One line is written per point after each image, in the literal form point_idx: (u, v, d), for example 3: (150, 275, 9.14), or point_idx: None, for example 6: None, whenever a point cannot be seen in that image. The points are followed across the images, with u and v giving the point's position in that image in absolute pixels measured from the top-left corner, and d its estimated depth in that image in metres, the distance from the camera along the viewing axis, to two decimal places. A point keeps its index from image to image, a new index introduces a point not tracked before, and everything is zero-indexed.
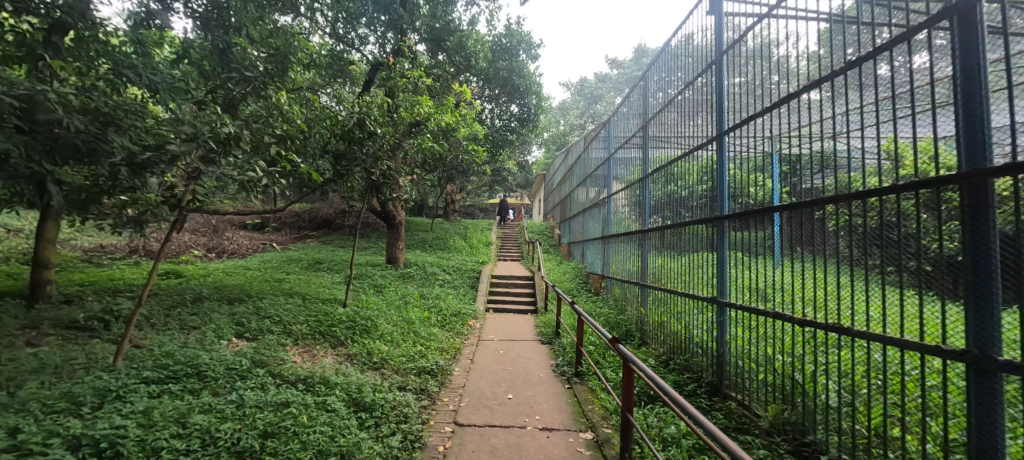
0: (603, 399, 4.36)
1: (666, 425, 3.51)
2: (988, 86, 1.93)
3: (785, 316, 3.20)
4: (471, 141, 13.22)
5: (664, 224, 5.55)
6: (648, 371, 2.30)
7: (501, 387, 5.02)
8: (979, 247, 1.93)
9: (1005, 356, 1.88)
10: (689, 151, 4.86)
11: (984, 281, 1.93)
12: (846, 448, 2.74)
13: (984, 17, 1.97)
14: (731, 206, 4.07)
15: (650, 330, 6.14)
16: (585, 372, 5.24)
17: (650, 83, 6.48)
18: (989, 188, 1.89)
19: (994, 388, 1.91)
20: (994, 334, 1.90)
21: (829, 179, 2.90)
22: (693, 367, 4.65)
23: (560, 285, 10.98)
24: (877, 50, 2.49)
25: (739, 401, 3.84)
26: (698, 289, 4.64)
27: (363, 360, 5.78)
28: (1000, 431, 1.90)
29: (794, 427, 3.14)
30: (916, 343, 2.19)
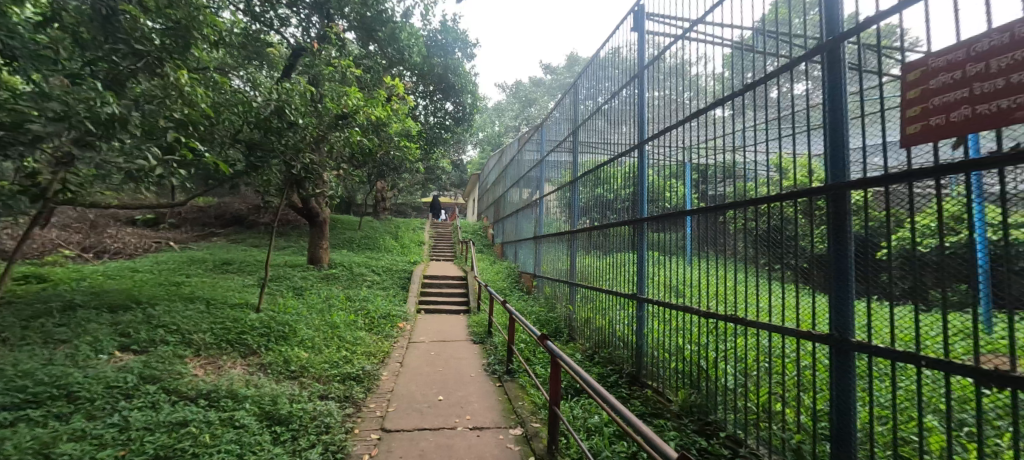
0: (532, 395, 4.48)
1: (590, 415, 3.71)
2: (847, 113, 2.32)
3: (692, 309, 3.56)
4: (402, 137, 12.78)
5: (592, 225, 5.84)
6: (574, 366, 2.40)
7: (431, 390, 4.92)
8: (839, 248, 2.32)
9: (857, 337, 2.26)
10: (614, 158, 5.18)
11: (841, 276, 2.32)
12: (740, 423, 3.12)
13: (845, 56, 2.37)
14: (649, 209, 4.40)
15: (577, 326, 6.44)
16: (516, 369, 5.34)
17: (579, 91, 6.80)
18: (846, 198, 2.28)
19: (849, 365, 2.28)
20: (848, 320, 2.28)
21: (729, 188, 3.28)
22: (615, 359, 4.98)
23: (493, 284, 11.02)
24: (768, 76, 2.86)
25: (654, 389, 4.18)
26: (621, 286, 4.97)
27: (280, 369, 5.30)
28: (852, 401, 2.28)
29: (699, 409, 3.48)
30: (793, 329, 2.56)
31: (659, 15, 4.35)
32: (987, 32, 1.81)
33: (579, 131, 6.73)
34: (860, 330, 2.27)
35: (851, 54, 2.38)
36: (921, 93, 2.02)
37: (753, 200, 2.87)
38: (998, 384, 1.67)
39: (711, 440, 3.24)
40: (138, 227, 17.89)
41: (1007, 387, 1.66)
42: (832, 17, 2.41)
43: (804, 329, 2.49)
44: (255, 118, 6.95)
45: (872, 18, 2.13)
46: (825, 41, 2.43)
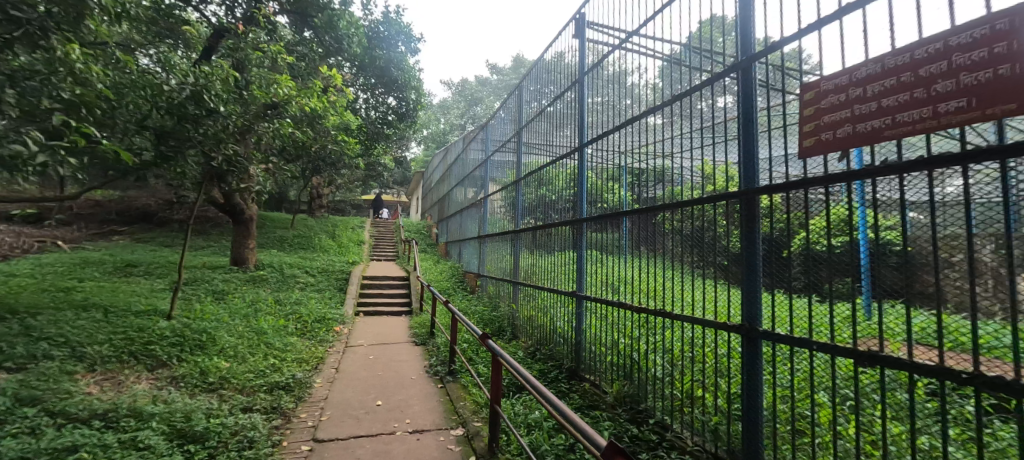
0: (474, 395, 4.46)
1: (530, 411, 3.79)
2: (760, 127, 2.58)
3: (625, 304, 3.76)
4: (339, 130, 12.13)
5: (535, 225, 5.94)
6: (514, 364, 2.43)
7: (369, 395, 4.71)
8: (751, 247, 2.57)
9: (763, 327, 2.51)
10: (557, 160, 5.32)
11: (750, 272, 2.58)
12: (667, 410, 3.34)
13: (756, 75, 2.64)
14: (589, 210, 4.58)
15: (520, 324, 6.55)
16: (458, 370, 5.28)
17: (523, 93, 6.91)
18: (756, 202, 2.54)
19: (756, 352, 2.51)
20: (755, 311, 2.53)
21: (662, 191, 3.49)
22: (556, 355, 5.13)
23: (436, 284, 10.82)
24: (693, 89, 3.09)
25: (591, 382, 4.36)
26: (562, 285, 5.12)
27: (195, 382, 4.78)
28: (759, 387, 2.50)
29: (631, 398, 3.69)
30: (710, 321, 2.78)
31: (598, 23, 4.53)
32: (865, 62, 2.11)
33: (523, 132, 6.84)
34: (765, 320, 2.52)
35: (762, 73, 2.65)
36: (816, 111, 2.31)
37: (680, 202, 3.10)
38: (874, 363, 1.95)
39: (642, 427, 3.44)
40: (14, 223, 15.40)
41: (879, 365, 1.93)
42: (745, 40, 2.68)
43: (720, 321, 2.72)
44: (165, 103, 6.11)
45: (778, 43, 2.39)
46: (739, 60, 2.69)
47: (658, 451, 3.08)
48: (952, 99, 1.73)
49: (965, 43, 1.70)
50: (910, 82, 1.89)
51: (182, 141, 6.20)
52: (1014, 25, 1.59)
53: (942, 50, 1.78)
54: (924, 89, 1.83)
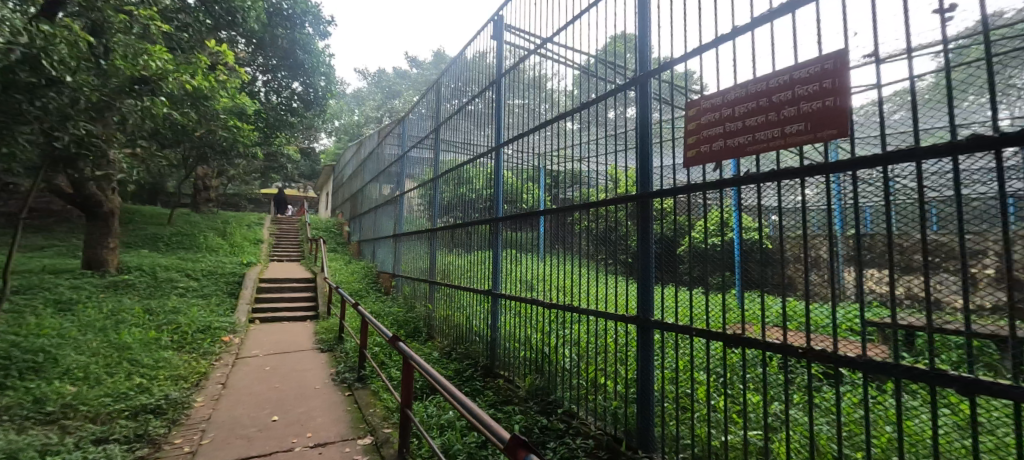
0: (385, 400, 4.28)
1: (444, 411, 3.77)
2: (654, 137, 2.85)
3: (537, 300, 3.90)
4: (230, 114, 10.85)
5: (453, 224, 5.92)
6: (425, 366, 2.35)
7: (262, 410, 4.26)
8: (647, 245, 2.84)
9: (655, 316, 2.77)
10: (476, 158, 5.35)
11: (644, 267, 2.86)
12: (573, 398, 3.54)
13: (652, 91, 2.91)
14: (506, 209, 4.70)
15: (435, 324, 6.51)
16: (368, 375, 5.00)
17: (441, 89, 6.83)
18: (650, 205, 2.80)
19: (648, 339, 2.76)
20: (649, 302, 2.80)
21: (577, 193, 3.67)
22: (471, 354, 5.17)
23: (345, 286, 10.23)
24: (601, 98, 3.31)
25: (506, 377, 4.48)
26: (478, 283, 5.17)
27: (28, 413, 3.86)
28: (651, 371, 2.75)
29: (542, 391, 3.85)
30: (609, 313, 2.97)
31: (516, 28, 4.65)
32: (734, 86, 2.44)
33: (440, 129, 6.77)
34: (656, 310, 2.79)
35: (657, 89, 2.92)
36: (697, 126, 2.62)
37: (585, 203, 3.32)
38: (740, 344, 2.22)
39: (552, 417, 3.61)
40: None
41: (742, 346, 2.20)
42: (642, 58, 2.95)
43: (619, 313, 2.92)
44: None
45: (670, 63, 2.67)
46: (638, 75, 2.95)
47: (566, 439, 3.25)
48: (795, 123, 2.08)
49: (804, 77, 2.05)
50: (766, 106, 2.23)
51: (9, 116, 5.24)
52: (836, 66, 1.95)
53: (789, 81, 2.13)
54: (775, 114, 2.18)
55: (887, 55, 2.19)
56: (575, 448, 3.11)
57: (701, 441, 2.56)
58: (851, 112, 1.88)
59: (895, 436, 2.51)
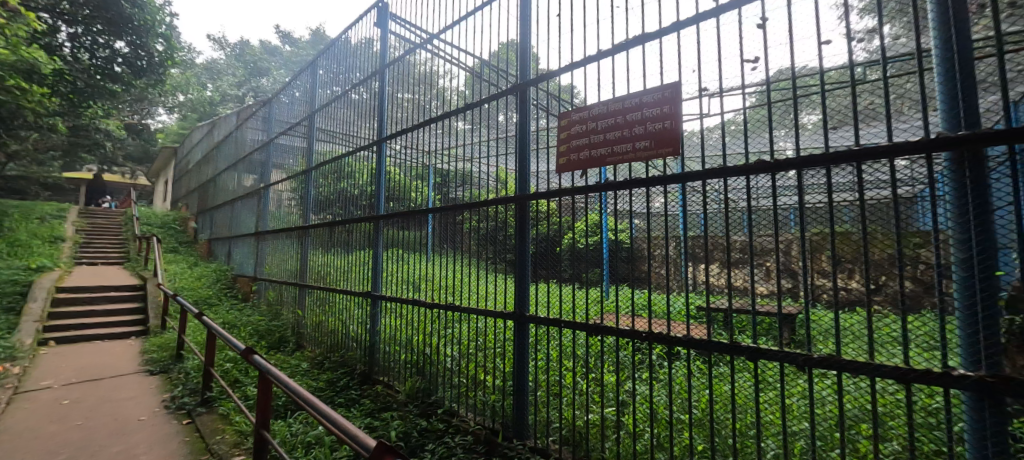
0: (238, 423, 3.72)
1: (311, 428, 3.50)
2: (532, 143, 3.03)
3: (416, 300, 3.82)
4: (16, 72, 8.52)
5: (333, 222, 5.56)
6: (282, 379, 2.04)
7: (54, 455, 3.34)
8: (522, 242, 2.97)
9: (530, 311, 2.91)
10: (358, 151, 5.12)
11: (519, 266, 2.99)
12: (453, 397, 3.56)
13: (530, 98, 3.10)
14: (387, 207, 4.62)
15: (307, 332, 6.05)
16: (217, 397, 4.28)
17: (324, 74, 6.45)
18: (528, 206, 2.96)
19: (524, 333, 2.89)
20: (525, 297, 2.94)
21: (467, 193, 3.69)
22: (347, 361, 4.90)
23: (188, 293, 8.79)
24: (483, 101, 3.40)
25: (386, 383, 4.31)
26: (356, 286, 4.91)
27: None
28: (526, 364, 2.89)
29: (423, 392, 3.78)
30: (487, 311, 3.03)
31: (403, 19, 4.54)
32: (598, 102, 2.72)
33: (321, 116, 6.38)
34: (532, 305, 2.93)
35: (537, 97, 3.10)
36: (568, 136, 2.86)
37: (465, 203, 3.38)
38: (597, 333, 2.34)
39: (431, 418, 3.55)
40: None
41: (596, 333, 2.33)
42: (524, 67, 3.14)
43: (497, 310, 2.99)
44: None
45: (550, 74, 2.88)
46: (518, 83, 3.12)
47: (445, 438, 3.22)
48: (643, 139, 2.41)
49: (651, 100, 2.38)
50: (622, 123, 2.53)
51: None
52: (672, 95, 2.30)
53: (640, 104, 2.44)
54: (629, 130, 2.50)
55: (720, 89, 2.66)
56: (454, 446, 3.09)
57: (568, 423, 2.78)
58: (682, 134, 2.25)
59: (711, 399, 3.02)
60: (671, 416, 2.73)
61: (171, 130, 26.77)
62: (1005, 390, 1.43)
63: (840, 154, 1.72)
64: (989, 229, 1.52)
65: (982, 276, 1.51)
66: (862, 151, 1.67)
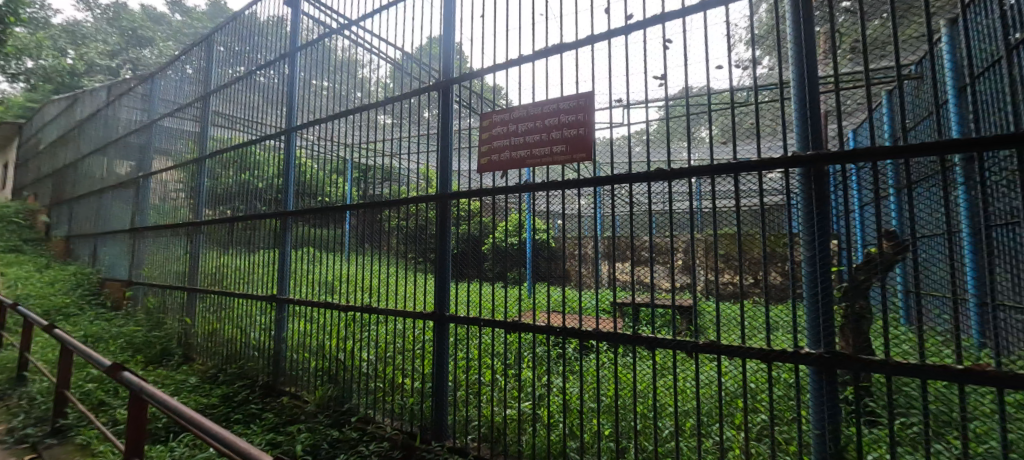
0: (103, 453, 3.17)
1: (200, 452, 3.11)
2: (453, 142, 3.01)
3: (327, 303, 3.60)
4: None
5: (232, 218, 5.04)
6: (163, 398, 1.72)
7: None
8: (443, 242, 2.94)
9: (451, 310, 2.88)
10: (264, 140, 4.70)
11: (441, 267, 2.94)
12: (371, 404, 3.44)
13: (452, 95, 3.08)
14: (296, 204, 4.33)
15: (197, 342, 5.38)
16: (75, 423, 3.61)
17: (224, 53, 5.85)
18: (449, 205, 2.93)
19: (444, 333, 2.84)
20: (445, 297, 2.89)
21: (388, 189, 3.68)
22: (248, 373, 4.45)
23: (38, 300, 7.35)
24: (403, 96, 3.32)
25: (293, 393, 3.98)
26: (260, 289, 4.52)
27: None
28: (446, 366, 2.86)
29: (335, 401, 3.57)
30: (405, 312, 2.93)
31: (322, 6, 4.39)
32: (519, 105, 2.79)
33: (219, 99, 5.76)
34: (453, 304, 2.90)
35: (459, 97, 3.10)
36: (489, 137, 2.88)
37: (378, 201, 3.25)
38: (515, 329, 2.32)
39: (344, 427, 3.34)
40: None
41: (515, 331, 2.33)
42: (446, 64, 3.11)
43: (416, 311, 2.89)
44: None
45: (471, 72, 2.86)
46: (441, 80, 3.09)
47: (359, 446, 3.03)
48: (559, 144, 2.53)
49: (567, 107, 2.51)
50: (540, 127, 2.63)
51: None
52: (584, 103, 2.45)
53: (558, 110, 2.55)
54: (547, 134, 2.60)
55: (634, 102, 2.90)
56: (369, 454, 2.92)
57: (487, 420, 2.85)
58: (594, 141, 2.40)
59: (621, 387, 3.22)
60: (583, 406, 2.90)
61: (10, 103, 22.41)
62: (835, 363, 1.73)
63: (719, 165, 1.92)
64: (829, 232, 1.83)
65: (825, 272, 1.82)
66: (739, 165, 1.88)
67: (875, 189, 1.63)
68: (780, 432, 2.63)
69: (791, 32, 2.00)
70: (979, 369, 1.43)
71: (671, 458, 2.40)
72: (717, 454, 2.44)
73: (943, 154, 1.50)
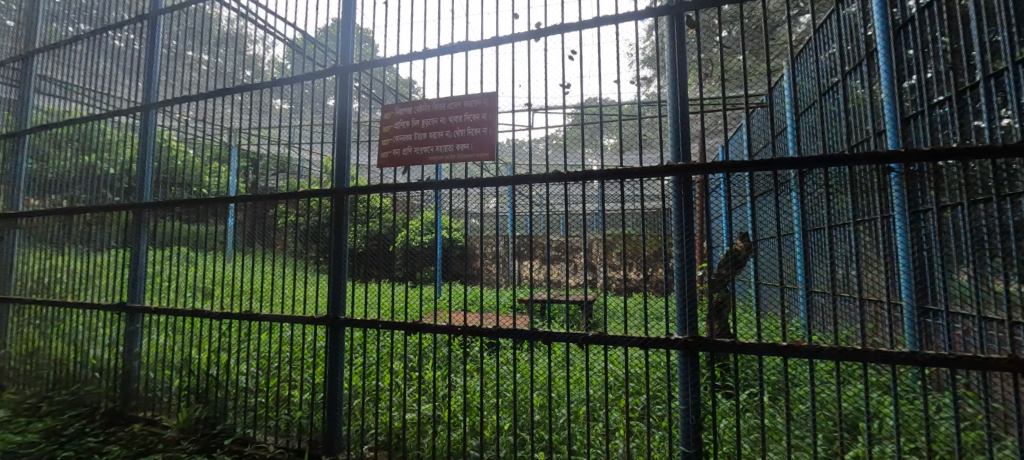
0: None
1: None
2: (351, 134, 2.78)
3: (190, 309, 3.09)
4: None
5: (65, 209, 4.10)
6: None
7: None
8: (339, 242, 2.68)
9: (345, 314, 2.64)
10: (105, 118, 3.86)
11: (336, 267, 2.67)
12: (248, 421, 3.10)
13: (352, 83, 2.88)
14: (155, 192, 3.60)
15: (7, 365, 4.24)
16: None
17: (59, 5, 4.80)
18: (345, 201, 2.69)
19: (339, 337, 2.62)
20: (340, 299, 2.65)
21: (282, 182, 3.16)
22: (84, 399, 3.62)
23: None
24: (292, 79, 2.96)
25: (147, 419, 3.36)
26: (104, 297, 3.75)
27: None
28: (340, 374, 2.63)
29: (204, 422, 3.09)
30: (291, 317, 2.62)
31: None
32: (422, 99, 2.70)
33: (45, 60, 4.65)
34: (348, 306, 2.67)
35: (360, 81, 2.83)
36: (390, 130, 2.74)
37: (249, 193, 2.80)
38: (415, 330, 2.25)
39: (215, 452, 2.89)
40: None
41: (417, 331, 2.25)
42: (343, 49, 2.87)
43: (305, 315, 2.62)
44: None
45: (373, 60, 2.70)
46: (339, 65, 2.83)
47: None
48: (463, 142, 2.53)
49: (470, 105, 2.53)
50: (443, 124, 2.60)
51: None
52: (484, 102, 2.51)
53: (460, 107, 2.57)
54: (451, 131, 2.58)
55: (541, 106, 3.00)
56: None
57: (385, 428, 2.77)
58: (497, 141, 2.46)
59: (524, 382, 3.34)
60: (484, 403, 2.96)
61: None
62: (696, 346, 1.94)
63: (607, 171, 2.01)
64: (692, 234, 2.05)
65: (691, 268, 2.05)
66: (624, 170, 1.98)
67: (729, 196, 1.90)
68: (659, 410, 2.98)
69: (668, 55, 2.22)
70: (800, 345, 1.74)
71: (565, 444, 2.58)
72: (605, 436, 2.67)
73: (780, 169, 1.76)
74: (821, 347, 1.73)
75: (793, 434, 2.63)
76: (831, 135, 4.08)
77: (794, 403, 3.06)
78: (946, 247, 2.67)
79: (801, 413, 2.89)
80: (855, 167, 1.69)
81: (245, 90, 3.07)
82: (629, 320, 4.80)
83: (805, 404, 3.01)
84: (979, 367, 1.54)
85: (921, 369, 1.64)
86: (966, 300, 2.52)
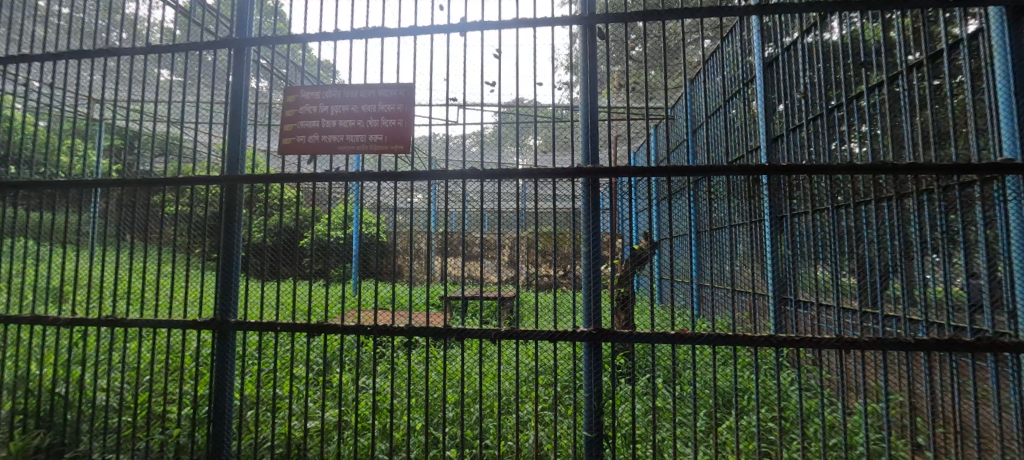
0: None
1: None
2: (248, 118, 2.51)
3: (27, 315, 2.52)
4: None
5: None
6: None
7: None
8: (230, 238, 2.37)
9: (237, 316, 2.36)
10: None
11: (227, 266, 2.37)
12: (106, 445, 2.63)
13: (249, 57, 2.56)
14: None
15: None
16: None
17: None
18: (239, 190, 2.40)
19: (228, 342, 2.34)
20: (232, 300, 2.36)
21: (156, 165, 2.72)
22: None
23: None
24: (173, 46, 2.54)
25: None
26: None
27: None
28: (229, 384, 2.35)
29: (48, 450, 2.57)
30: (166, 321, 2.27)
31: None
32: (333, 84, 2.52)
33: None
34: (240, 308, 2.38)
35: (259, 56, 2.54)
36: (294, 114, 2.51)
37: (114, 177, 2.36)
38: (323, 333, 2.09)
39: None
40: None
41: (324, 333, 2.09)
42: (239, 19, 2.54)
43: (186, 319, 2.28)
44: None
45: (278, 36, 2.44)
46: (233, 37, 2.51)
47: None
48: (376, 133, 2.42)
49: (386, 95, 2.43)
50: (355, 112, 2.46)
51: None
52: (399, 93, 2.42)
53: (373, 95, 2.45)
54: (364, 120, 2.45)
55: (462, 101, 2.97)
56: None
57: (282, 439, 2.54)
58: (412, 135, 2.40)
59: (438, 382, 3.29)
60: (394, 405, 2.86)
61: None
62: (600, 337, 2.07)
63: (523, 169, 2.05)
64: (600, 232, 2.19)
65: (598, 264, 2.18)
66: (540, 170, 2.04)
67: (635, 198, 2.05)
68: (567, 399, 3.16)
69: (583, 64, 2.34)
70: (687, 332, 1.94)
71: (478, 440, 2.61)
72: (518, 427, 2.78)
73: (676, 176, 1.96)
74: (705, 333, 1.95)
75: (681, 412, 2.95)
76: (717, 149, 4.66)
77: (680, 385, 3.43)
78: (800, 248, 3.18)
79: (687, 393, 3.25)
80: (736, 176, 1.94)
81: (110, 55, 2.57)
82: (540, 316, 5.01)
83: (689, 384, 3.39)
84: (816, 346, 1.86)
85: (780, 350, 1.93)
86: (810, 292, 3.03)
